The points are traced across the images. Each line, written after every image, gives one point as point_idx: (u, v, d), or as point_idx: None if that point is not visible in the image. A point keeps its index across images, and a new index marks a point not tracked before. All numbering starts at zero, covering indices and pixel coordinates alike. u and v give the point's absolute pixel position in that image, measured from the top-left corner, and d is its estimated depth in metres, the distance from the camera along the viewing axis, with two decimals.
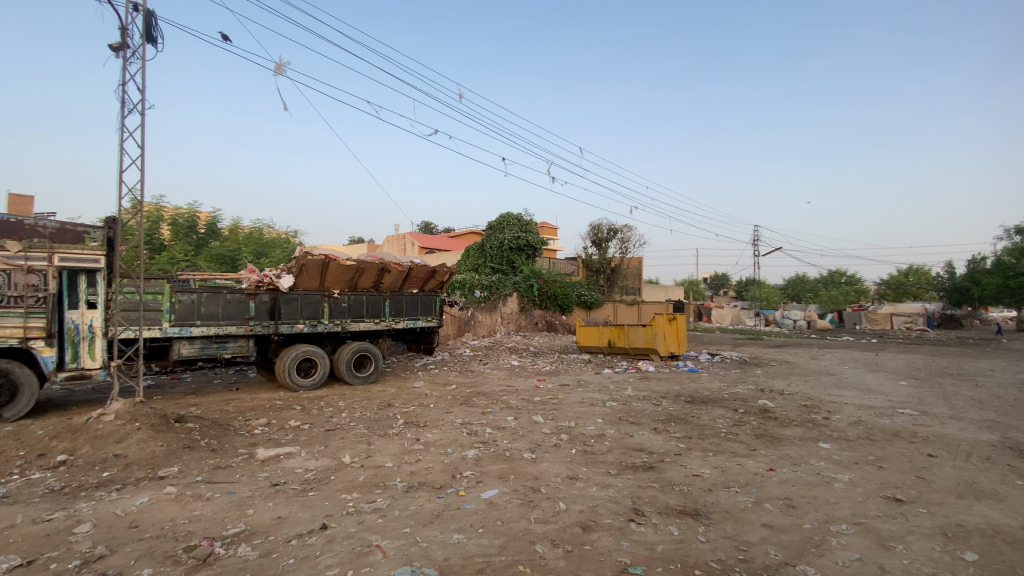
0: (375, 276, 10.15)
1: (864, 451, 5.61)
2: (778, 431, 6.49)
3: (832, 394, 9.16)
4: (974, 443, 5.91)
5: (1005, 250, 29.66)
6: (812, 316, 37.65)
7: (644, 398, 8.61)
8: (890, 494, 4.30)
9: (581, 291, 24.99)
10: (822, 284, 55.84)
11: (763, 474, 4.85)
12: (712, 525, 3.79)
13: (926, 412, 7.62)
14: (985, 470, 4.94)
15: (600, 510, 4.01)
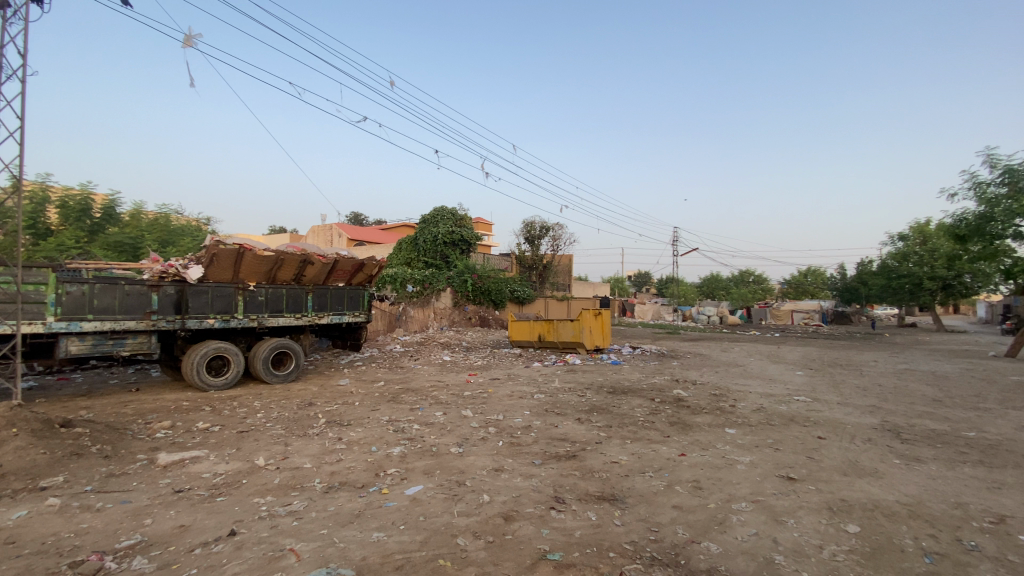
0: (297, 268, 9.63)
1: (765, 434, 6.13)
2: (691, 418, 6.93)
3: (739, 383, 9.92)
4: (854, 425, 6.66)
5: (887, 255, 33.49)
6: (725, 313, 40.54)
7: (570, 390, 8.87)
8: (784, 473, 4.72)
9: (514, 286, 25.25)
10: (735, 283, 60.33)
11: (676, 459, 5.16)
12: (628, 509, 3.97)
13: (818, 399, 8.47)
14: (862, 449, 5.57)
15: (523, 501, 4.07)
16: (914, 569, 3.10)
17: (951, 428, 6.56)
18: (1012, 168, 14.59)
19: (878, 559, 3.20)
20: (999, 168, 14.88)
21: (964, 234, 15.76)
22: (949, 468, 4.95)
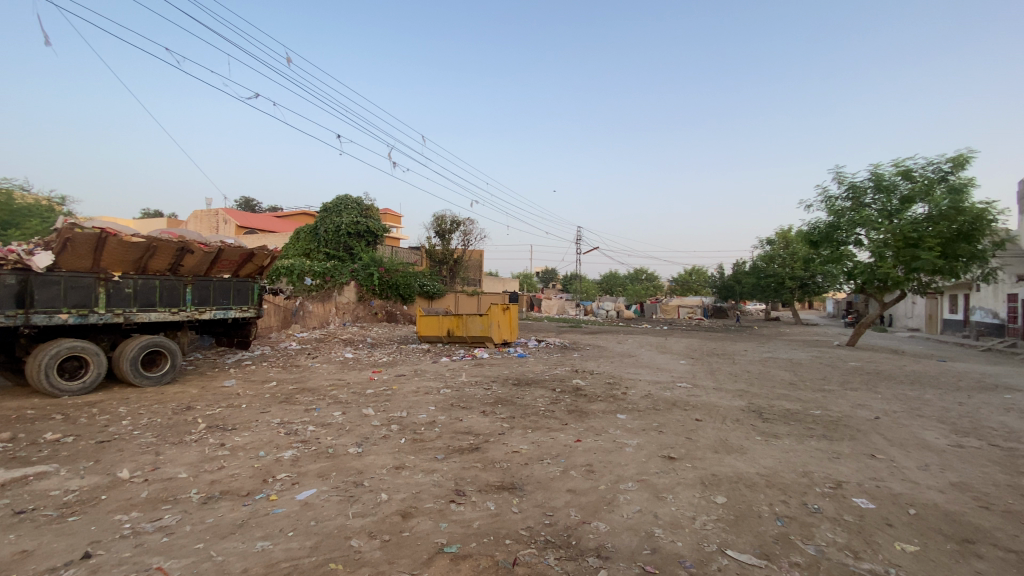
0: (173, 257, 8.60)
1: (651, 419, 6.65)
2: (587, 406, 7.33)
3: (632, 372, 10.68)
4: (726, 407, 7.46)
5: (760, 257, 37.56)
6: (623, 308, 43.34)
7: (475, 384, 8.95)
8: (666, 454, 5.17)
9: (423, 280, 24.80)
10: (631, 281, 64.69)
11: (571, 445, 5.43)
12: (525, 496, 4.11)
13: (697, 385, 9.40)
14: (732, 429, 6.27)
15: (423, 496, 4.04)
16: (768, 531, 3.55)
17: (800, 407, 7.62)
18: (855, 185, 17.17)
19: (740, 525, 3.62)
20: (845, 184, 17.43)
21: (817, 240, 18.26)
22: (799, 442, 5.74)
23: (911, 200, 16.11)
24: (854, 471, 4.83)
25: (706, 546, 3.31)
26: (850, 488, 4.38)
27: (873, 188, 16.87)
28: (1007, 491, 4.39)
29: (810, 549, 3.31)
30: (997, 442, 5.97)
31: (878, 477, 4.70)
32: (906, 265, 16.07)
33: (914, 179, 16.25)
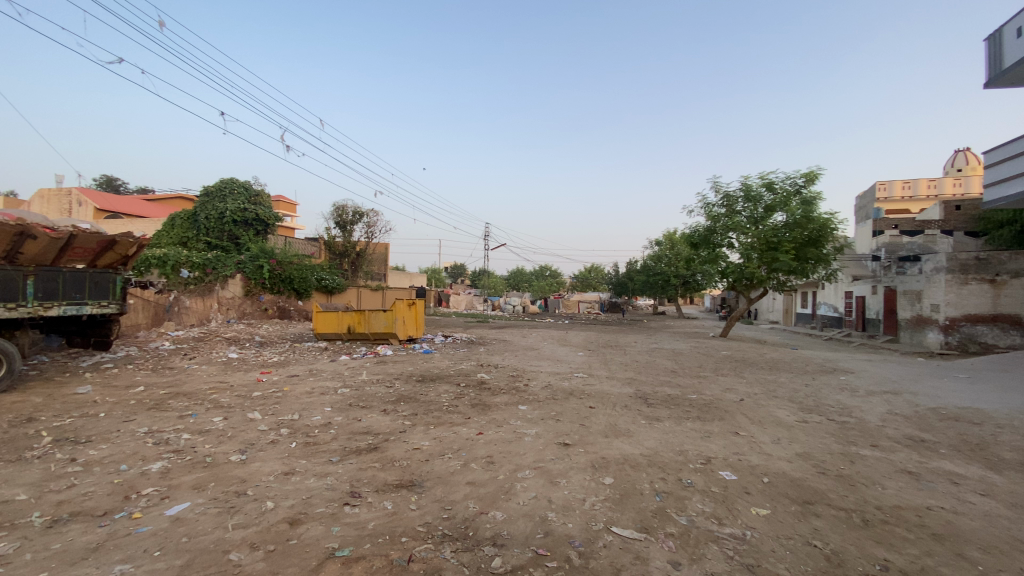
0: (8, 243, 7.31)
1: (550, 409, 6.94)
2: (490, 399, 7.46)
3: (533, 365, 11.05)
4: (617, 395, 8.02)
5: (649, 257, 41.47)
6: (528, 303, 44.69)
7: (377, 381, 8.69)
8: (562, 441, 5.43)
9: (322, 274, 23.26)
10: (536, 277, 66.74)
11: (472, 439, 5.50)
12: (424, 492, 4.09)
13: (593, 375, 9.99)
14: (621, 414, 6.75)
15: (314, 501, 3.85)
16: (648, 506, 3.88)
17: (681, 392, 8.43)
18: (729, 194, 19.23)
19: (625, 503, 3.92)
20: (721, 193, 19.45)
21: (698, 242, 20.19)
22: (678, 424, 6.34)
23: (773, 209, 18.41)
24: (722, 448, 5.44)
25: (594, 525, 3.54)
26: (718, 463, 4.93)
27: (743, 197, 19.00)
28: (838, 457, 5.23)
29: (683, 519, 3.68)
30: (832, 416, 7.08)
31: (741, 451, 5.35)
32: (769, 266, 18.36)
33: (775, 190, 18.59)
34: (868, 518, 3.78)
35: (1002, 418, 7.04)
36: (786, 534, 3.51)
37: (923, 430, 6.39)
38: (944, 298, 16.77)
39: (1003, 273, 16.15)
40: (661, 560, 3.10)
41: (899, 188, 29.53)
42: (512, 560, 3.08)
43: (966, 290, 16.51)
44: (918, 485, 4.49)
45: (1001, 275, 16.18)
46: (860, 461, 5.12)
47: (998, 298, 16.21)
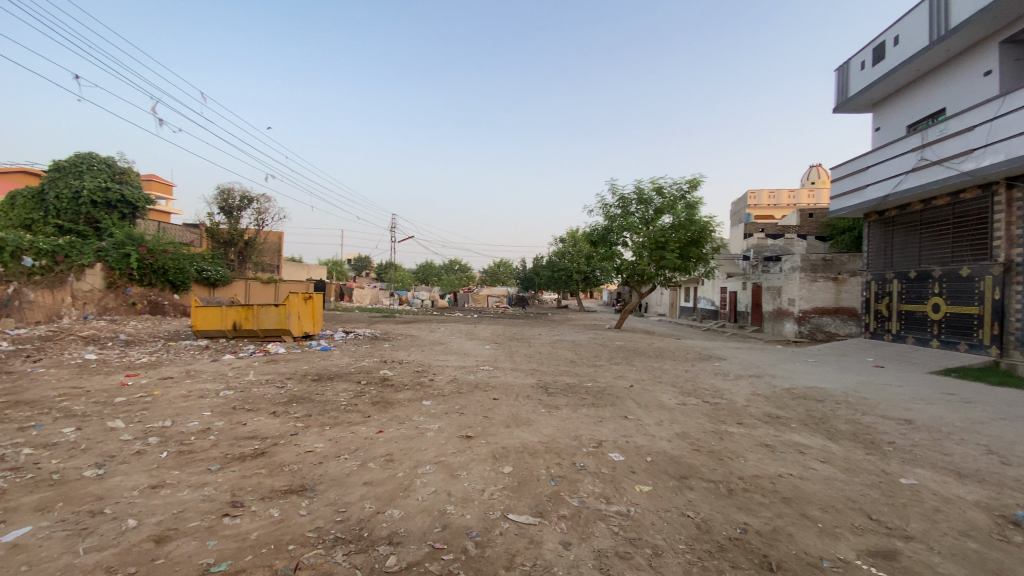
0: None
1: (453, 402, 6.95)
2: (392, 396, 7.28)
3: (439, 359, 10.98)
4: (520, 386, 8.23)
5: (553, 252, 43.20)
6: (436, 296, 44.31)
7: (267, 382, 8.07)
8: (463, 434, 5.46)
9: (201, 264, 21.20)
10: (444, 271, 66.35)
11: (372, 437, 5.33)
12: (316, 496, 3.89)
13: (498, 367, 10.17)
14: (523, 404, 6.97)
15: (187, 515, 3.49)
16: (543, 491, 4.05)
17: (579, 381, 8.90)
18: (624, 196, 20.58)
19: (522, 490, 4.05)
20: (618, 194, 20.74)
21: (597, 240, 21.38)
22: (575, 411, 6.67)
23: (662, 211, 20.01)
24: (613, 432, 5.83)
25: (491, 514, 3.62)
26: (609, 446, 5.28)
27: (636, 199, 20.42)
28: (711, 435, 5.84)
29: (576, 501, 3.89)
30: (708, 398, 7.89)
31: (629, 434, 5.77)
32: (657, 263, 19.97)
33: (663, 194, 20.21)
34: (732, 488, 4.28)
35: (838, 395, 8.34)
36: (665, 508, 3.86)
37: (779, 407, 7.37)
38: (799, 293, 19.41)
39: (843, 272, 19.10)
40: (553, 542, 3.26)
41: (765, 197, 33.65)
42: (408, 557, 3.05)
43: (815, 286, 19.26)
44: (772, 456, 5.17)
45: (842, 274, 19.11)
46: (728, 437, 5.77)
47: (838, 294, 19.14)
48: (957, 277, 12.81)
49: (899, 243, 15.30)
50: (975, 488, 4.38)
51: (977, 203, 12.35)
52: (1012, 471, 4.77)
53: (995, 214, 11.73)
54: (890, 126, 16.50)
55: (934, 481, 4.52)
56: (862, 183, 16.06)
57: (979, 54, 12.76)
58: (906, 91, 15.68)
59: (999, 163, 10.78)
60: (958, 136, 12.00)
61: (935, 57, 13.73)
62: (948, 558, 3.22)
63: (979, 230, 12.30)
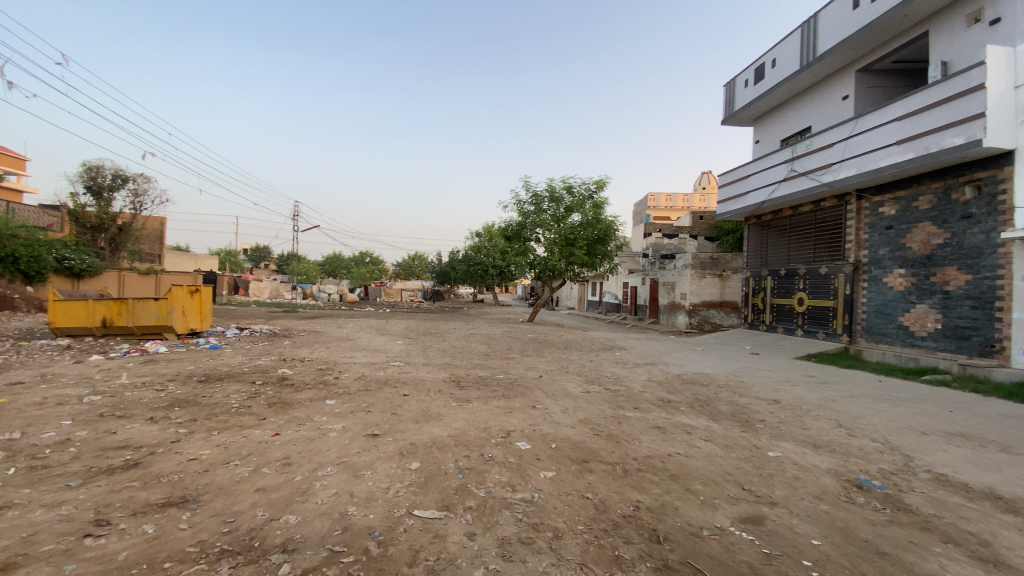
0: None
1: (360, 400, 6.70)
2: (292, 396, 6.84)
3: (345, 356, 10.51)
4: (430, 381, 8.14)
5: (469, 246, 43.33)
6: (344, 290, 42.36)
7: (143, 385, 7.21)
8: (369, 432, 5.30)
9: (62, 251, 18.26)
10: (354, 264, 63.67)
11: (267, 441, 4.98)
12: (200, 508, 3.56)
13: (409, 362, 9.97)
14: (433, 399, 6.90)
15: (37, 539, 3.02)
16: (450, 484, 4.04)
17: (490, 373, 9.01)
18: (537, 193, 21.11)
19: (428, 485, 4.01)
20: (530, 191, 21.22)
21: (511, 235, 21.72)
22: (485, 404, 6.74)
23: (571, 210, 20.78)
24: (520, 422, 5.97)
25: (396, 512, 3.54)
26: (516, 435, 5.40)
27: (548, 197, 21.03)
28: (611, 420, 6.20)
29: (482, 492, 3.94)
30: (610, 386, 8.35)
31: (536, 423, 5.95)
32: (567, 259, 20.74)
33: (573, 193, 21.00)
34: (628, 468, 4.58)
35: (722, 380, 9.24)
36: (567, 492, 4.03)
37: (672, 393, 8.00)
38: (690, 288, 21.17)
39: (727, 270, 21.17)
40: (458, 534, 3.27)
41: (663, 200, 36.18)
42: (303, 564, 2.89)
43: (704, 282, 21.15)
44: (664, 437, 5.61)
45: (726, 271, 21.18)
46: (626, 422, 6.16)
47: (723, 288, 21.19)
48: (817, 274, 14.73)
49: (772, 244, 17.31)
50: (826, 456, 5.09)
51: (835, 210, 14.24)
52: (854, 441, 5.61)
53: (847, 220, 13.63)
54: (768, 140, 18.48)
55: (796, 453, 5.18)
56: (744, 189, 17.82)
57: (838, 80, 14.71)
58: (781, 109, 17.65)
59: (852, 176, 12.49)
60: (820, 151, 13.75)
61: (804, 80, 15.59)
62: (803, 519, 3.71)
63: (835, 234, 14.23)
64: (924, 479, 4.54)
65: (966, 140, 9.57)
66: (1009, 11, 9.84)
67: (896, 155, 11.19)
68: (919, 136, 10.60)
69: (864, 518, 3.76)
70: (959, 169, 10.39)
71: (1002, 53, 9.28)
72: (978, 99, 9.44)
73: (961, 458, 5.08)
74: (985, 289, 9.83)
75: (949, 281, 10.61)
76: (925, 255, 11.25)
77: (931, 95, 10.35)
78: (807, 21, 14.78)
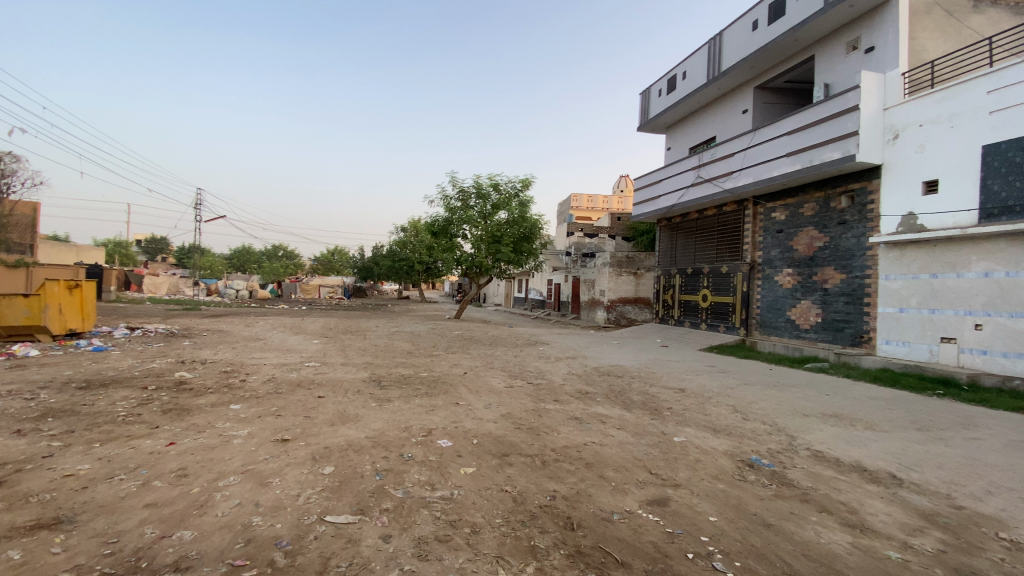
0: None
1: (269, 404, 6.30)
2: (192, 402, 6.29)
3: (255, 357, 9.83)
4: (349, 381, 7.85)
5: (394, 241, 42.30)
6: (256, 286, 39.64)
7: (6, 394, 6.26)
8: (279, 437, 5.00)
9: None
10: (267, 258, 59.65)
11: (160, 451, 4.53)
12: (77, 529, 3.17)
13: (325, 362, 9.53)
14: (350, 400, 6.66)
15: None
16: (366, 487, 3.93)
17: (412, 371, 8.85)
18: (464, 189, 21.01)
19: (343, 489, 3.87)
20: (457, 187, 21.07)
21: (437, 231, 21.45)
22: (406, 402, 6.62)
23: (498, 207, 20.92)
24: (442, 419, 5.93)
25: (305, 519, 3.38)
26: (437, 433, 5.36)
27: (474, 193, 21.00)
28: (531, 414, 6.34)
29: (399, 492, 3.86)
30: (532, 380, 8.53)
31: (457, 420, 5.94)
32: (493, 256, 20.87)
33: (500, 190, 21.14)
34: (546, 460, 4.71)
35: (636, 371, 9.77)
36: (486, 487, 4.07)
37: (590, 385, 8.33)
38: (609, 285, 22.14)
39: (642, 268, 22.41)
40: (372, 537, 3.18)
41: (585, 201, 37.51)
42: None
43: (621, 279, 22.23)
44: (581, 427, 5.84)
45: (640, 269, 22.40)
46: (545, 414, 6.33)
47: (638, 286, 22.40)
48: (719, 273, 16.01)
49: (681, 244, 18.56)
50: (723, 439, 5.55)
51: (735, 215, 15.53)
52: (748, 424, 6.17)
53: (745, 223, 14.93)
54: (678, 147, 19.73)
55: (698, 437, 5.60)
56: (657, 193, 18.89)
57: (739, 95, 16.02)
58: (691, 119, 18.90)
59: (750, 183, 13.67)
60: (723, 160, 14.93)
61: (711, 93, 16.83)
62: (702, 498, 4.03)
63: (734, 236, 15.53)
64: (804, 456, 5.10)
65: (843, 155, 10.81)
66: (878, 41, 11.20)
67: (786, 166, 12.40)
68: (805, 149, 11.81)
69: (754, 493, 4.16)
70: (837, 181, 11.73)
71: (872, 79, 10.58)
72: (853, 118, 10.70)
73: (833, 436, 5.76)
74: (856, 287, 11.20)
75: (827, 280, 11.96)
76: (809, 256, 12.59)
77: (815, 113, 11.58)
78: (713, 38, 15.94)
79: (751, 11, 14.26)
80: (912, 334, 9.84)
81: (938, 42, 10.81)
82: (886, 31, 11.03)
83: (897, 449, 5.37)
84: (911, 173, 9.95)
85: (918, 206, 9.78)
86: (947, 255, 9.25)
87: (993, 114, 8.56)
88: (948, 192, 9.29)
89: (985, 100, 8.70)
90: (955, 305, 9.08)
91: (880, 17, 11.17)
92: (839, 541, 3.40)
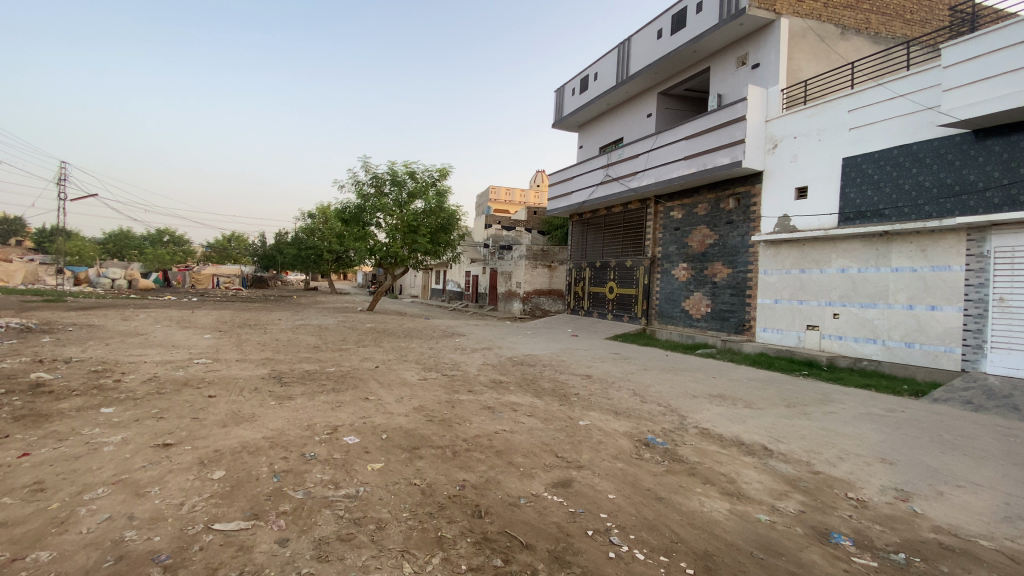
0: None
1: (149, 405, 5.68)
2: (51, 406, 5.49)
3: (133, 354, 8.78)
4: (246, 378, 7.30)
5: (301, 228, 39.83)
6: (136, 275, 35.42)
7: None
8: (160, 442, 4.54)
9: None
10: (149, 244, 53.40)
11: (9, 464, 3.91)
12: None
13: (218, 358, 8.79)
14: (246, 398, 6.21)
15: None
16: (262, 490, 3.69)
17: (318, 367, 8.41)
18: (377, 175, 20.28)
19: (235, 493, 3.61)
20: (370, 173, 20.29)
21: (348, 218, 20.59)
22: (309, 399, 6.29)
23: (414, 196, 20.42)
24: (349, 416, 5.72)
25: (190, 529, 3.11)
26: (344, 430, 5.16)
27: (389, 180, 20.32)
28: (444, 405, 6.33)
29: (299, 493, 3.68)
30: (446, 372, 8.50)
31: (367, 415, 5.76)
32: (409, 247, 20.44)
33: (416, 179, 20.62)
34: (457, 450, 4.74)
35: (547, 360, 10.10)
36: (393, 481, 4.00)
37: (503, 374, 8.48)
38: (525, 277, 22.57)
39: (555, 261, 23.08)
40: (267, 543, 3.01)
41: (503, 194, 37.75)
42: None
43: (536, 271, 22.75)
44: (493, 416, 5.92)
45: (555, 262, 23.09)
46: (459, 405, 6.34)
47: (551, 278, 23.07)
48: (624, 266, 17.00)
49: (592, 239, 19.36)
50: (623, 421, 5.93)
51: (638, 213, 16.51)
52: (645, 406, 6.64)
53: (647, 220, 15.91)
54: (590, 145, 20.51)
55: (601, 420, 5.94)
56: (569, 189, 19.56)
57: (645, 100, 16.98)
58: (602, 119, 19.71)
59: (652, 183, 14.60)
60: (630, 160, 15.77)
61: (619, 95, 17.66)
62: (603, 477, 4.28)
63: (638, 232, 16.52)
64: (693, 433, 5.60)
65: (732, 161, 11.89)
66: (763, 59, 12.42)
67: (684, 169, 13.37)
68: (700, 154, 12.82)
69: (649, 470, 4.51)
70: (726, 185, 12.89)
71: (757, 93, 11.75)
72: (740, 128, 11.80)
73: (718, 414, 6.39)
74: (739, 281, 12.41)
75: (716, 274, 13.13)
76: (701, 252, 13.71)
77: (708, 121, 12.60)
78: (623, 43, 16.71)
79: (655, 20, 15.16)
80: (784, 323, 11.17)
81: (812, 64, 12.20)
82: (769, 51, 12.24)
83: (770, 424, 6.06)
84: (787, 179, 11.20)
85: (792, 209, 11.06)
86: (814, 253, 10.55)
87: (853, 130, 9.84)
88: (815, 198, 10.59)
89: (847, 118, 9.98)
90: (819, 296, 10.41)
91: (764, 37, 12.37)
92: (719, 509, 3.78)
